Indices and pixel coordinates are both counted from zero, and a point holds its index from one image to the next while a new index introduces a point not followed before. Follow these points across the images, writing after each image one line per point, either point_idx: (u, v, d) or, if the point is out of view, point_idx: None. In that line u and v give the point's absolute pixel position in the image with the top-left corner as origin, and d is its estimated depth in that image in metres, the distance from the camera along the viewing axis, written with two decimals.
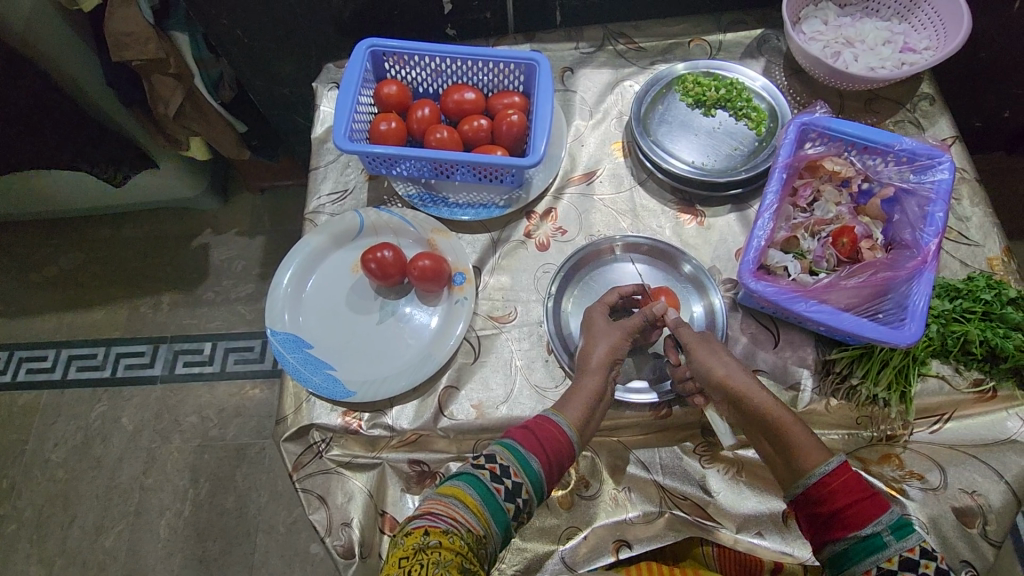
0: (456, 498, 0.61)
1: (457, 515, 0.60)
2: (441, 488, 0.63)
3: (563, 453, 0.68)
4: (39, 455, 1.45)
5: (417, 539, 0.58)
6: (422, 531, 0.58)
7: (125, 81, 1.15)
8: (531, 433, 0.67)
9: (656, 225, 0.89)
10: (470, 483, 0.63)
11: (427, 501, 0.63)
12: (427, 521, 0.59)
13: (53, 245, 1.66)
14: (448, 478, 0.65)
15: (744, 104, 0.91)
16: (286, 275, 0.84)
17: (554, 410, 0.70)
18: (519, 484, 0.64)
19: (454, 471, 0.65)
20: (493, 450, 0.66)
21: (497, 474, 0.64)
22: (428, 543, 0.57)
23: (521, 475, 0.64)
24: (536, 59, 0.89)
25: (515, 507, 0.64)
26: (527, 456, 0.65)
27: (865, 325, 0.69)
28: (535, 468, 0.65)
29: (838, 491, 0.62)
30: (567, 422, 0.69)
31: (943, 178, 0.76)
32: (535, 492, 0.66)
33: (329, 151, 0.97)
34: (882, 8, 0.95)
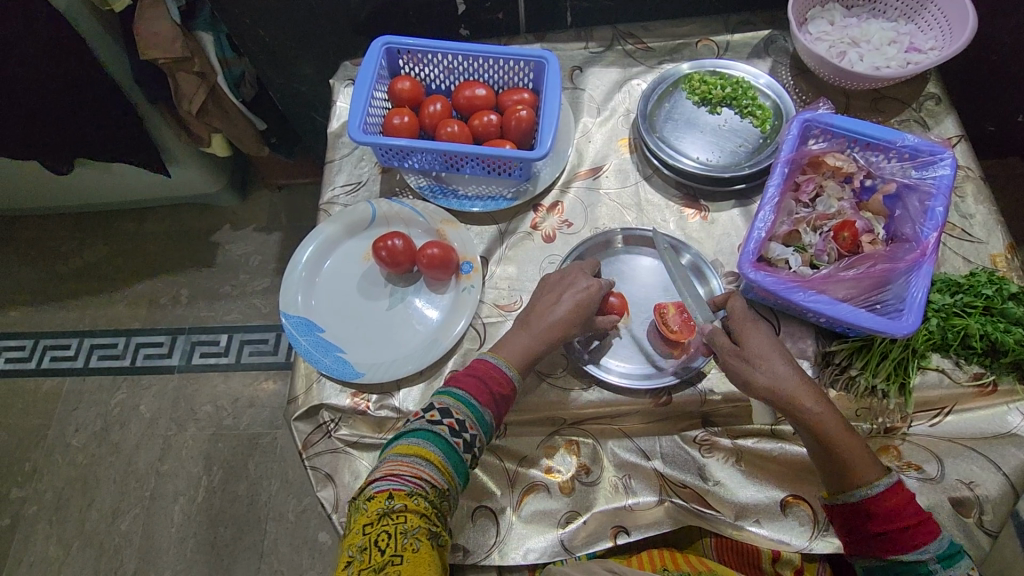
0: (418, 456, 0.64)
1: (421, 474, 0.63)
2: (402, 448, 0.65)
3: (507, 399, 0.72)
4: (60, 440, 1.49)
5: (382, 503, 0.61)
6: (386, 495, 0.61)
7: (151, 78, 1.20)
8: (482, 385, 0.71)
9: (660, 219, 0.91)
10: (430, 440, 0.66)
11: (386, 462, 0.65)
12: (392, 484, 0.62)
13: (79, 238, 1.72)
14: (405, 435, 0.67)
15: (750, 102, 0.93)
16: (303, 256, 0.88)
17: (494, 357, 0.73)
18: (475, 435, 0.68)
19: (411, 428, 0.67)
20: (446, 404, 0.69)
21: (455, 429, 0.67)
22: (393, 507, 0.61)
23: (476, 427, 0.69)
24: (545, 57, 0.91)
25: (472, 455, 0.68)
26: (481, 408, 0.69)
27: (863, 316, 0.70)
28: (487, 419, 0.70)
29: (899, 509, 0.63)
30: (507, 364, 0.73)
31: (944, 174, 0.77)
32: (487, 437, 0.70)
33: (344, 145, 1.00)
34: (889, 9, 0.96)
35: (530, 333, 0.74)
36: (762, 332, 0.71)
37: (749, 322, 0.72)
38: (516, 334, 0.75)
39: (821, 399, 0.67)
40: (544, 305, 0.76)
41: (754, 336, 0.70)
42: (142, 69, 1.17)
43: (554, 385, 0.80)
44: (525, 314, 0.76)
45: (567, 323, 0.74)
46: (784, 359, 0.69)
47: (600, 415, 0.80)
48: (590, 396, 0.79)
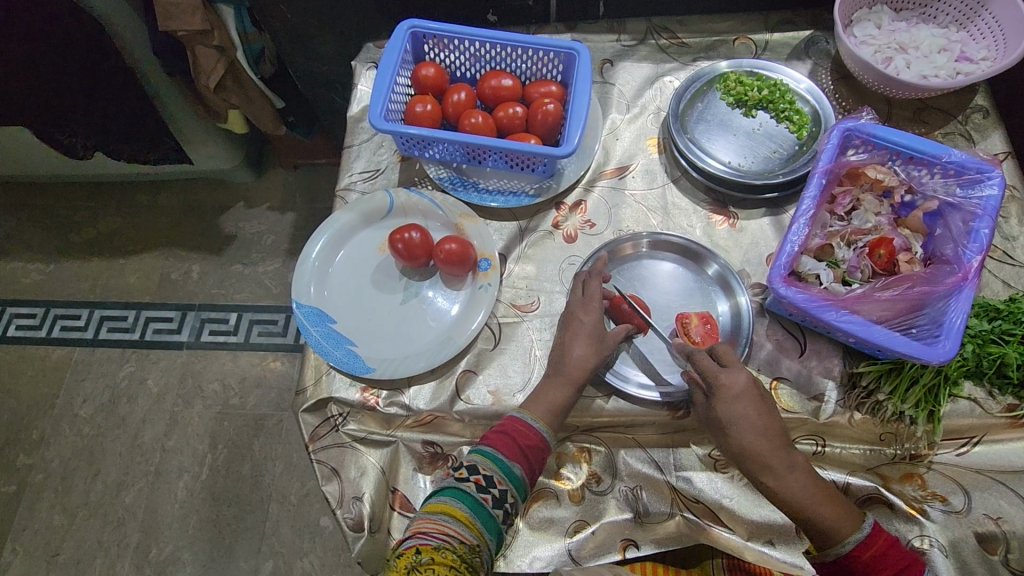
0: (445, 513, 0.64)
1: (447, 530, 0.63)
2: (430, 506, 0.66)
3: (539, 454, 0.71)
4: (68, 410, 1.50)
5: (410, 558, 0.61)
6: (414, 550, 0.61)
7: (169, 51, 1.17)
8: (512, 440, 0.70)
9: (687, 225, 0.88)
10: (456, 497, 0.66)
11: (416, 520, 0.66)
12: (419, 540, 0.62)
13: (93, 208, 1.71)
14: (434, 493, 0.68)
15: (787, 106, 0.89)
16: (317, 246, 0.86)
17: (523, 411, 0.72)
18: (504, 491, 0.67)
19: (439, 486, 0.68)
20: (473, 461, 0.68)
21: (482, 485, 0.67)
22: (420, 560, 0.60)
23: (505, 483, 0.67)
24: (576, 49, 0.88)
25: (503, 512, 0.67)
26: (509, 464, 0.68)
27: (897, 339, 0.67)
28: (517, 474, 0.68)
29: (877, 560, 0.65)
30: (533, 418, 0.71)
31: (992, 194, 0.73)
32: (519, 494, 0.69)
33: (364, 131, 0.97)
34: (940, 14, 0.91)
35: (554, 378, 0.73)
36: (733, 404, 0.67)
37: (717, 389, 0.68)
38: (542, 386, 0.73)
39: (789, 471, 0.66)
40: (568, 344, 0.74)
41: (721, 409, 0.67)
42: (160, 42, 1.14)
43: None
44: (552, 361, 0.74)
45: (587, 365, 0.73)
46: (754, 434, 0.67)
47: (613, 424, 0.77)
48: (605, 405, 0.76)
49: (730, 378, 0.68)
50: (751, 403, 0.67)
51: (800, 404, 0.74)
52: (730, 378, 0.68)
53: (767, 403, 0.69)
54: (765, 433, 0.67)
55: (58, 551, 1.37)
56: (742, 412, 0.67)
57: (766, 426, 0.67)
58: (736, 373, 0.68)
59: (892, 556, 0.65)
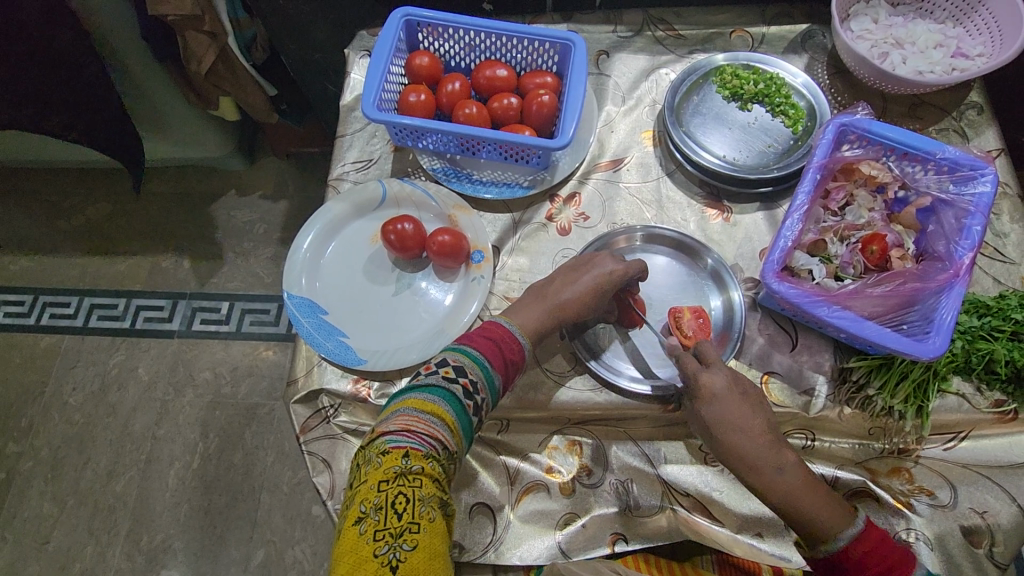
0: (436, 417, 0.61)
1: (436, 435, 0.60)
2: (417, 403, 0.62)
3: (516, 367, 0.70)
4: (58, 397, 1.49)
5: (398, 461, 0.57)
6: (403, 453, 0.57)
7: (159, 35, 1.14)
8: (497, 348, 0.69)
9: (681, 218, 0.87)
10: (446, 400, 0.63)
11: (401, 415, 0.61)
12: (408, 443, 0.58)
13: (81, 195, 1.69)
14: (419, 389, 0.64)
15: (783, 101, 0.89)
16: (307, 239, 0.85)
17: (511, 324, 0.72)
18: (483, 400, 0.66)
19: (426, 383, 0.64)
20: (462, 363, 0.66)
21: (469, 391, 0.65)
22: (410, 468, 0.56)
23: (486, 391, 0.66)
24: (573, 39, 0.87)
25: (478, 420, 0.66)
26: (493, 373, 0.67)
27: (888, 335, 0.67)
28: (497, 384, 0.68)
29: (869, 557, 0.63)
30: (518, 330, 0.72)
31: (985, 192, 0.73)
32: (492, 405, 0.68)
33: (357, 120, 0.96)
34: (937, 10, 0.91)
35: (547, 305, 0.73)
36: (716, 404, 0.66)
37: (696, 391, 0.67)
38: (531, 303, 0.74)
39: (777, 472, 0.64)
40: (562, 280, 0.74)
41: (704, 409, 0.67)
42: (151, 26, 1.12)
43: (564, 384, 0.77)
44: (545, 285, 0.75)
45: (577, 303, 0.73)
46: (741, 436, 0.65)
47: (605, 417, 0.78)
48: (596, 397, 0.77)
49: (712, 380, 0.67)
50: (733, 400, 0.66)
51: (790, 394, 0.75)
52: (711, 379, 0.67)
53: (754, 401, 0.68)
54: (750, 434, 0.65)
55: (48, 539, 1.37)
56: (723, 410, 0.66)
57: (750, 425, 0.66)
58: (717, 372, 0.68)
59: (883, 554, 0.63)
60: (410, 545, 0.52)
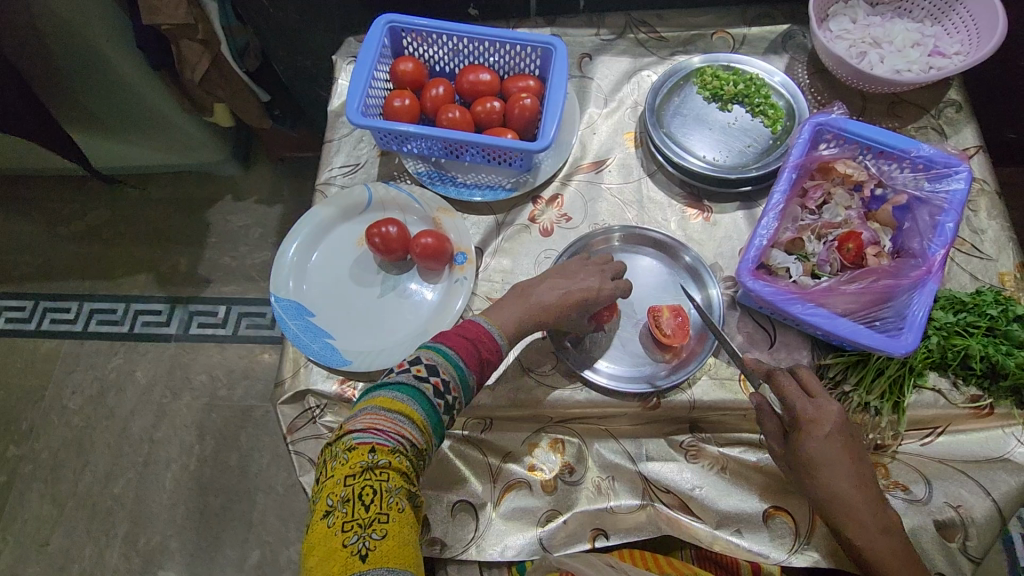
0: (401, 415, 0.60)
1: (404, 431, 0.60)
2: (383, 401, 0.61)
3: (491, 364, 0.69)
4: (58, 401, 1.51)
5: (364, 457, 0.57)
6: (369, 449, 0.57)
7: (152, 44, 1.16)
8: (472, 346, 0.67)
9: (662, 218, 0.88)
10: (412, 398, 0.61)
11: (366, 412, 0.60)
12: (374, 439, 0.58)
13: (81, 201, 1.72)
14: (385, 387, 0.62)
15: (762, 101, 0.90)
16: (293, 245, 0.86)
17: (489, 324, 0.70)
18: (456, 399, 0.65)
19: (393, 381, 0.62)
20: (435, 362, 0.64)
21: (440, 390, 0.63)
22: (377, 462, 0.57)
23: (458, 391, 0.65)
24: (553, 43, 0.88)
25: (450, 416, 0.65)
26: (466, 372, 0.66)
27: (861, 332, 0.68)
28: (470, 383, 0.66)
29: None
30: (497, 330, 0.70)
31: (959, 189, 0.74)
32: (466, 400, 0.67)
33: (343, 124, 0.98)
34: (916, 9, 0.92)
35: (525, 306, 0.72)
36: (824, 441, 0.63)
37: (807, 424, 0.64)
38: (507, 304, 0.73)
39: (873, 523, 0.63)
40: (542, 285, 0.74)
41: (809, 446, 0.64)
42: (143, 34, 1.14)
43: (544, 383, 0.78)
44: (524, 288, 0.74)
45: (556, 306, 0.72)
46: (844, 478, 0.63)
47: (586, 415, 0.79)
48: (577, 396, 0.78)
49: (823, 414, 0.64)
50: (844, 446, 0.64)
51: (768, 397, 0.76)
52: (819, 411, 0.65)
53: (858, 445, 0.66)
54: (854, 478, 0.64)
55: (48, 540, 1.39)
56: (838, 453, 0.63)
57: (857, 471, 0.64)
58: (826, 405, 0.65)
59: None
60: (379, 534, 0.54)
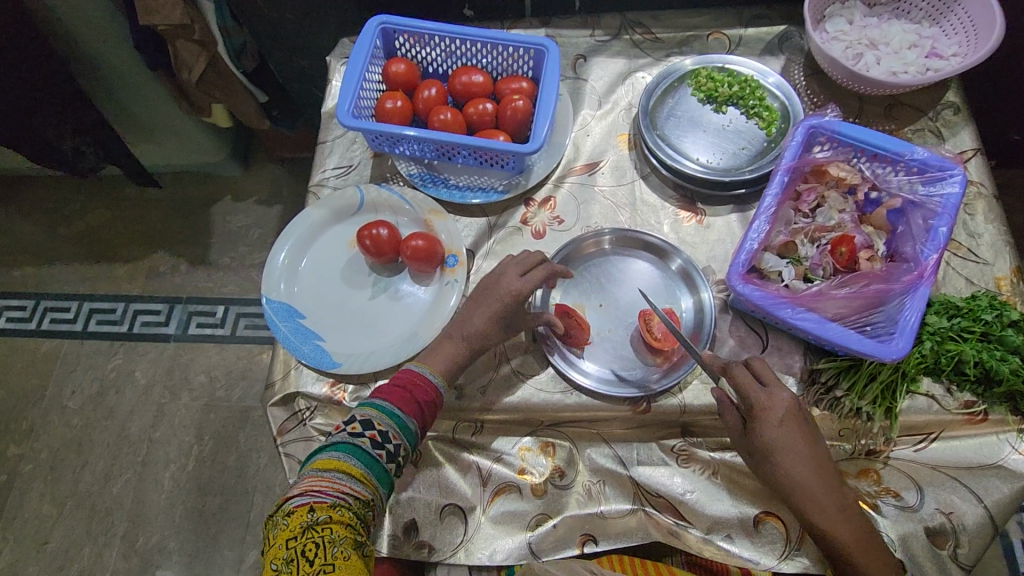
0: (340, 471, 0.63)
1: (343, 488, 0.62)
2: (321, 462, 0.64)
3: (433, 407, 0.70)
4: (58, 401, 1.52)
5: (304, 517, 0.60)
6: (308, 509, 0.60)
7: (150, 45, 1.17)
8: (406, 393, 0.69)
9: (655, 221, 0.88)
10: (350, 454, 0.64)
11: (307, 476, 0.63)
12: (312, 498, 0.61)
13: (81, 201, 1.73)
14: (326, 448, 0.65)
15: (756, 103, 0.89)
16: (284, 248, 0.86)
17: (422, 365, 0.71)
18: (398, 445, 0.67)
19: (332, 442, 0.65)
20: (369, 416, 0.67)
21: (378, 441, 0.66)
22: (316, 521, 0.60)
23: (400, 437, 0.67)
24: (546, 45, 0.88)
25: (397, 466, 0.67)
26: (404, 418, 0.67)
27: (852, 337, 0.67)
28: (412, 429, 0.68)
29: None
30: (430, 370, 0.71)
31: (954, 192, 0.73)
32: (413, 448, 0.69)
33: (337, 126, 0.98)
34: (913, 10, 0.91)
35: (458, 341, 0.72)
36: (776, 427, 0.65)
37: (760, 413, 0.65)
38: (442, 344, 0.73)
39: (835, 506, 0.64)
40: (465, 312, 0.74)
41: (763, 433, 0.65)
42: (141, 36, 1.14)
43: (534, 387, 0.78)
44: (452, 325, 0.74)
45: (481, 332, 0.72)
46: (799, 462, 0.65)
47: (578, 419, 0.79)
48: (567, 399, 0.77)
49: (774, 402, 0.65)
50: (796, 426, 0.65)
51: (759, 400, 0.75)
52: (772, 399, 0.65)
53: (812, 428, 0.67)
54: (808, 462, 0.65)
55: (48, 540, 1.40)
56: (789, 435, 0.64)
57: (811, 452, 0.65)
58: (778, 392, 0.66)
59: None
60: None
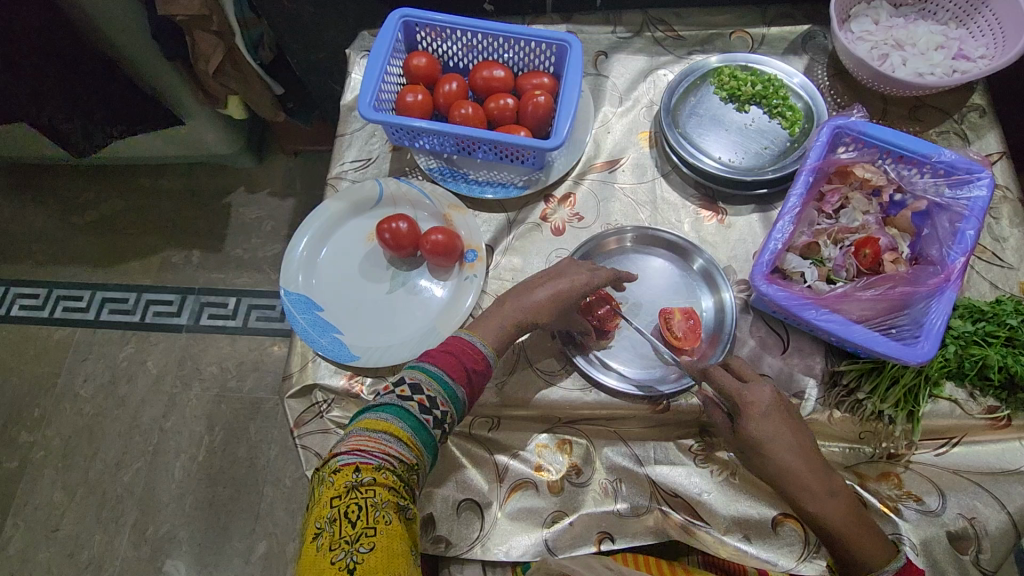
0: (387, 433, 0.60)
1: (389, 450, 0.60)
2: (368, 422, 0.61)
3: (482, 377, 0.69)
4: (70, 389, 1.52)
5: (349, 477, 0.57)
6: (354, 469, 0.58)
7: (168, 34, 1.17)
8: (457, 361, 0.67)
9: (675, 220, 0.87)
10: (399, 416, 0.62)
11: (353, 435, 0.61)
12: (358, 458, 0.58)
13: (95, 190, 1.73)
14: (373, 409, 0.63)
15: (780, 102, 0.88)
16: (303, 240, 0.86)
17: (472, 335, 0.70)
18: (445, 412, 0.65)
19: (380, 403, 0.63)
20: (418, 379, 0.65)
21: (426, 406, 0.63)
22: (361, 481, 0.57)
23: (447, 404, 0.65)
24: (569, 40, 0.87)
25: (443, 432, 0.65)
26: (454, 386, 0.66)
27: (877, 339, 0.67)
28: (460, 398, 0.66)
29: None
30: (482, 342, 0.70)
31: (981, 196, 0.73)
32: (459, 415, 0.67)
33: (356, 119, 0.97)
34: (940, 11, 0.90)
35: (506, 311, 0.72)
36: (762, 420, 0.64)
37: (745, 407, 0.65)
38: (490, 316, 0.72)
39: (828, 495, 0.63)
40: (524, 287, 0.74)
41: (752, 428, 0.64)
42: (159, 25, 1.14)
43: (553, 383, 0.78)
44: (506, 294, 0.74)
45: (539, 312, 0.72)
46: (790, 452, 0.64)
47: (595, 417, 0.79)
48: (585, 397, 0.77)
49: (757, 395, 0.65)
50: (780, 419, 0.65)
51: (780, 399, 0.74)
52: (755, 394, 0.65)
53: (797, 420, 0.66)
54: (800, 452, 0.64)
55: (59, 526, 1.41)
56: (775, 429, 0.64)
57: (799, 444, 0.64)
58: (761, 387, 0.66)
59: None
60: (367, 548, 0.54)
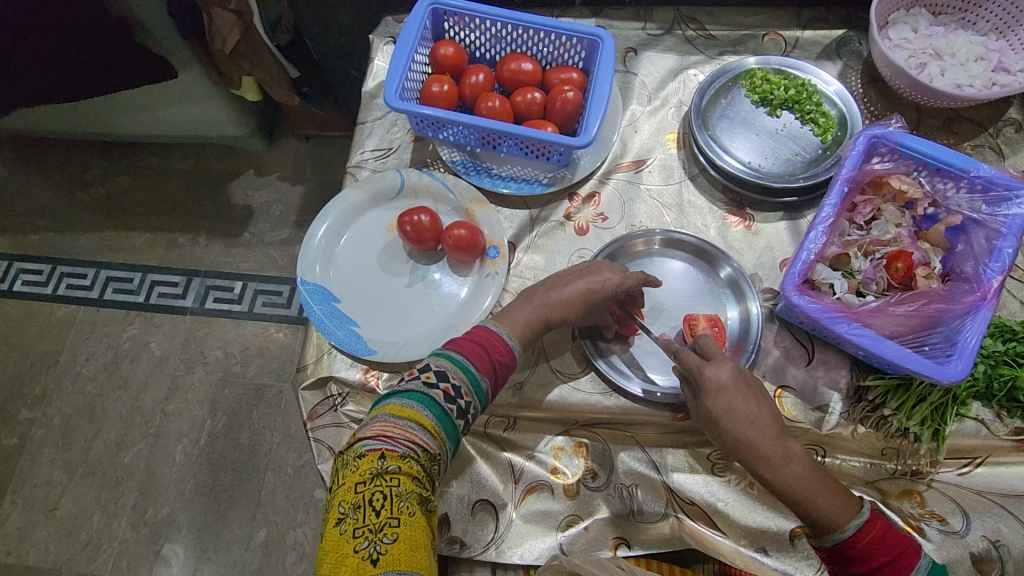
0: (411, 421, 0.59)
1: (414, 438, 0.58)
2: (394, 409, 0.60)
3: (506, 369, 0.68)
4: (72, 367, 1.51)
5: (373, 463, 0.56)
6: (379, 455, 0.57)
7: (186, 11, 1.14)
8: (484, 351, 0.66)
9: (702, 224, 0.86)
10: (423, 404, 0.61)
11: (377, 421, 0.60)
12: (383, 444, 0.57)
13: (102, 167, 1.71)
14: (397, 395, 0.62)
15: (813, 108, 0.87)
16: (322, 227, 0.84)
17: (497, 325, 0.70)
18: (469, 403, 0.64)
19: (405, 389, 0.62)
20: (444, 367, 0.64)
21: (450, 395, 0.62)
22: (386, 468, 0.56)
23: (471, 395, 0.64)
24: (601, 35, 0.85)
25: (465, 423, 0.64)
26: (478, 376, 0.65)
27: (909, 356, 0.65)
28: (484, 388, 0.65)
29: (875, 547, 0.61)
30: (506, 331, 0.69)
31: (1019, 214, 0.71)
32: (482, 406, 0.66)
33: (378, 107, 0.95)
34: (980, 21, 0.88)
35: (533, 307, 0.71)
36: (719, 396, 0.64)
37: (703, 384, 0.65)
38: (517, 308, 0.72)
39: (784, 462, 0.63)
40: (553, 282, 0.73)
41: (710, 404, 0.64)
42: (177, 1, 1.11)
43: (573, 385, 0.77)
44: (534, 288, 0.73)
45: (565, 310, 0.71)
46: (746, 424, 0.63)
47: (614, 421, 0.77)
48: (606, 401, 0.76)
49: (715, 372, 0.65)
50: (739, 393, 0.64)
51: (803, 413, 0.73)
52: (714, 372, 0.65)
53: (759, 393, 0.66)
54: (758, 424, 0.63)
55: (57, 505, 1.39)
56: (731, 403, 0.64)
57: (759, 420, 0.64)
58: (721, 366, 0.65)
59: (889, 543, 0.61)
60: (391, 538, 0.52)
